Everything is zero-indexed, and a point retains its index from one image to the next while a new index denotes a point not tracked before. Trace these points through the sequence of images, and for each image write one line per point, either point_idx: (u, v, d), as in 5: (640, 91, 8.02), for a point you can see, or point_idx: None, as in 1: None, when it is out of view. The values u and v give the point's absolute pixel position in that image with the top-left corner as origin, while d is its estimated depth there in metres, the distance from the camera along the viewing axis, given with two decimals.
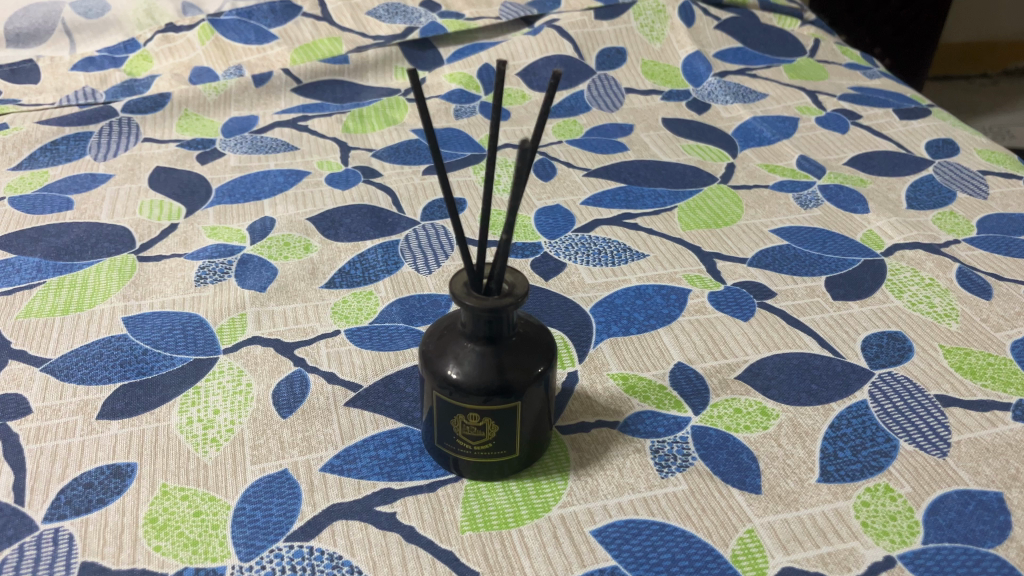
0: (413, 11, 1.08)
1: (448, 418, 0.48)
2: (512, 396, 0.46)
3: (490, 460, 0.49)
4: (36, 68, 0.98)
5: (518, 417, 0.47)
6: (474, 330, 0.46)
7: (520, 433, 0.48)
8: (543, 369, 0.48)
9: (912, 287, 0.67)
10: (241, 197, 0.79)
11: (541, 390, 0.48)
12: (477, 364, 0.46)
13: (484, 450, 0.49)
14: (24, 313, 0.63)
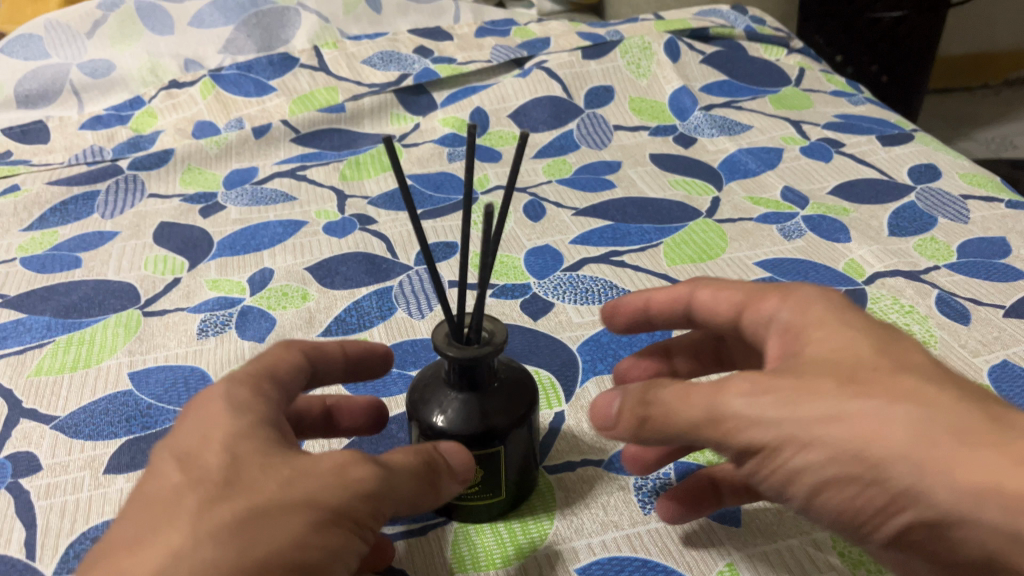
0: (407, 58, 1.13)
1: None
2: (495, 441, 0.48)
3: (477, 503, 0.51)
4: (45, 129, 1.03)
5: (502, 460, 0.49)
6: (457, 378, 0.48)
7: (505, 475, 0.50)
8: (525, 414, 0.50)
9: (892, 315, 0.68)
10: (241, 249, 0.82)
11: (523, 434, 0.50)
12: (460, 412, 0.48)
13: (470, 493, 0.50)
14: (34, 372, 0.66)
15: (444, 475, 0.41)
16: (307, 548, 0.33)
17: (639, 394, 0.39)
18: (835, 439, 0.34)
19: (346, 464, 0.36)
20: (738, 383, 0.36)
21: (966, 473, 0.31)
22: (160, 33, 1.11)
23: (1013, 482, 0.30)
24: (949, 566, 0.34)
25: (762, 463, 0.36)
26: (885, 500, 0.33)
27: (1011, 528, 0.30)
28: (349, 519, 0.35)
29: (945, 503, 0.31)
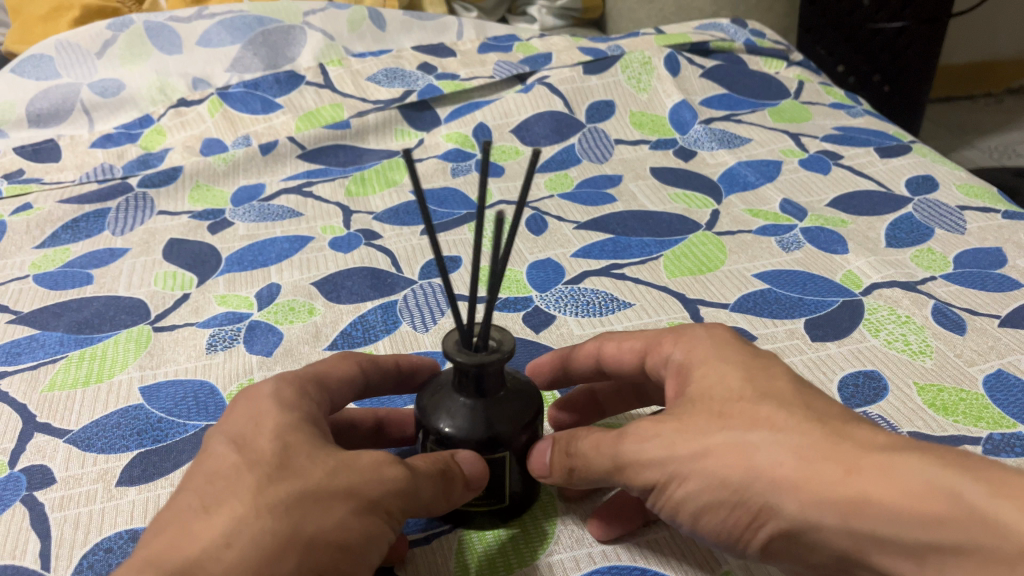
0: (411, 74, 1.15)
1: None
2: (497, 449, 0.49)
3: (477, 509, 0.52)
4: (56, 147, 1.05)
5: (507, 466, 0.50)
6: (463, 388, 0.49)
7: (509, 480, 0.51)
8: (529, 423, 0.50)
9: (889, 325, 0.69)
10: (249, 264, 0.84)
11: (528, 443, 0.51)
12: (464, 419, 0.49)
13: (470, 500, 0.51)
14: (48, 387, 0.67)
15: (458, 482, 0.45)
16: (347, 530, 0.39)
17: (563, 446, 0.46)
18: (707, 473, 0.40)
19: (382, 463, 0.42)
20: (633, 433, 0.43)
21: (812, 490, 0.38)
22: (169, 52, 1.13)
23: (844, 493, 0.37)
24: (808, 566, 0.40)
25: (657, 498, 0.43)
26: (751, 519, 0.40)
27: (850, 529, 0.37)
28: (384, 509, 0.41)
29: (797, 516, 0.38)
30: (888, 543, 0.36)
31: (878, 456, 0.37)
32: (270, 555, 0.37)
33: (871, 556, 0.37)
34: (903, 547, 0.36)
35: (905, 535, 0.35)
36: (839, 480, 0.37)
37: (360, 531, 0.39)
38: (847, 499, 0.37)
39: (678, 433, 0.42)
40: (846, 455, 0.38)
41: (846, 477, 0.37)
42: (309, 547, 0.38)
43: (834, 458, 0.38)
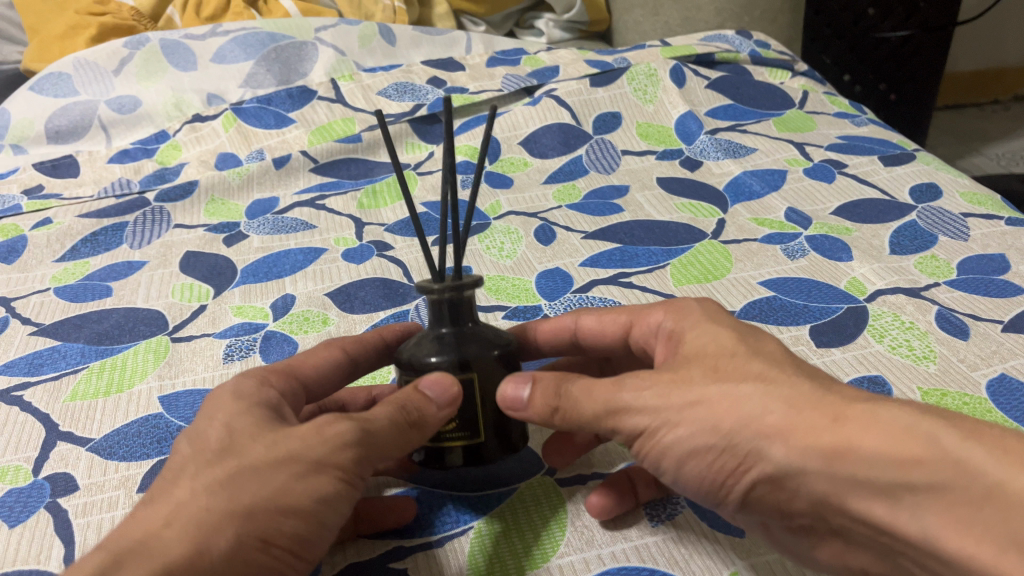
0: (421, 88, 1.17)
1: None
2: (470, 367, 0.48)
3: (455, 444, 0.49)
4: (75, 163, 1.08)
5: (477, 396, 0.48)
6: (438, 320, 0.50)
7: (483, 417, 0.49)
8: (503, 350, 0.50)
9: (893, 331, 0.70)
10: (264, 276, 0.86)
11: (502, 371, 0.50)
12: (440, 343, 0.49)
13: (447, 431, 0.49)
14: (70, 397, 0.69)
15: (426, 408, 0.45)
16: (290, 492, 0.40)
17: (551, 386, 0.46)
18: (698, 420, 0.42)
19: (328, 428, 0.42)
20: (627, 386, 0.45)
21: (798, 437, 0.40)
22: (184, 69, 1.15)
23: (826, 440, 0.39)
24: (785, 513, 0.43)
25: (646, 448, 0.45)
26: (735, 465, 0.42)
27: (832, 474, 0.39)
28: (333, 466, 0.41)
29: (782, 462, 0.40)
30: (867, 486, 0.38)
31: (862, 408, 0.39)
32: (209, 525, 0.37)
33: (850, 501, 0.39)
34: (880, 490, 0.38)
35: (883, 478, 0.37)
36: (824, 428, 0.39)
37: (306, 493, 0.40)
38: (830, 446, 0.39)
39: (670, 383, 0.44)
40: (831, 406, 0.40)
41: (830, 425, 0.39)
42: (251, 514, 0.38)
43: (819, 409, 0.40)
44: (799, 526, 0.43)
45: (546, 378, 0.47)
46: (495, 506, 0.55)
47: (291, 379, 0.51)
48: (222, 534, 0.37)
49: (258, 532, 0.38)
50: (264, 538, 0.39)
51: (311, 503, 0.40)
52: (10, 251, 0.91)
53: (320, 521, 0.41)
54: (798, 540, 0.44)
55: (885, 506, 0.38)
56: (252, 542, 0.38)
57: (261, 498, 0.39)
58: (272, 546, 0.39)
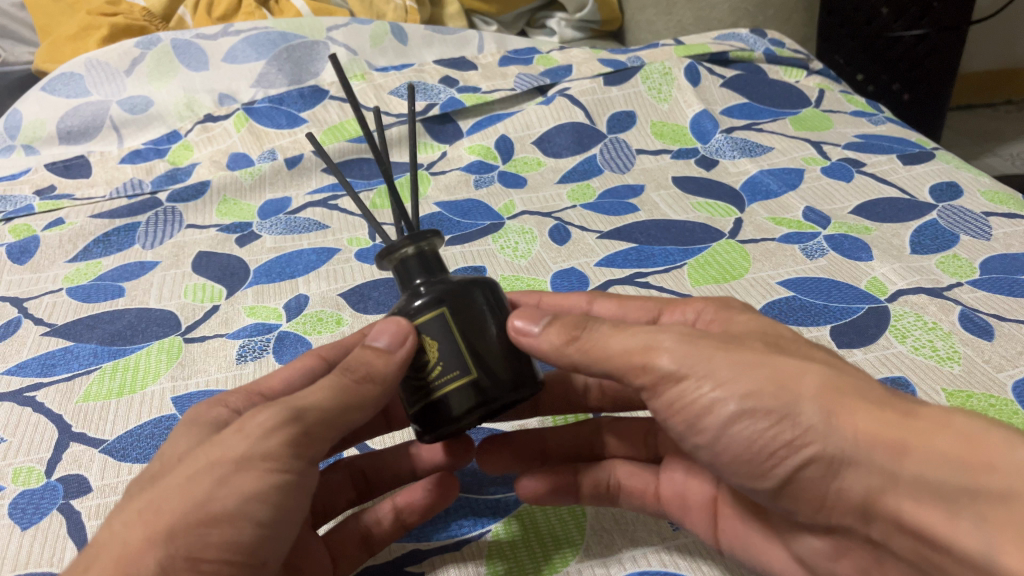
0: (433, 88, 1.16)
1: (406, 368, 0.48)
2: (440, 301, 0.47)
3: (449, 388, 0.46)
4: (87, 164, 1.08)
5: (453, 328, 0.47)
6: (407, 276, 0.50)
7: (465, 348, 0.47)
8: (475, 284, 0.49)
9: (915, 331, 0.69)
10: (277, 276, 0.85)
11: (475, 299, 0.48)
12: (413, 293, 0.49)
13: (438, 376, 0.46)
14: (82, 398, 0.68)
15: (373, 360, 0.46)
16: (212, 502, 0.40)
17: (566, 325, 0.48)
18: (755, 381, 0.43)
19: (247, 427, 0.43)
20: (673, 338, 0.46)
21: (865, 422, 0.41)
22: (196, 70, 1.15)
23: (893, 434, 0.40)
24: (828, 503, 0.43)
25: (691, 412, 0.45)
26: (789, 439, 0.42)
27: (891, 470, 0.40)
28: (256, 459, 0.41)
29: (844, 443, 0.41)
30: (927, 487, 0.39)
31: (933, 412, 0.41)
32: (130, 555, 0.38)
33: (898, 501, 0.40)
34: (941, 494, 0.38)
35: (946, 480, 0.38)
36: (895, 422, 0.40)
37: (229, 497, 0.40)
38: (897, 439, 0.40)
39: (731, 349, 0.45)
40: (902, 407, 0.41)
41: (900, 422, 0.40)
42: (168, 534, 0.39)
43: (889, 405, 0.41)
44: (836, 522, 0.44)
45: (564, 318, 0.49)
46: (516, 507, 0.54)
47: (250, 396, 0.54)
48: (145, 558, 0.38)
49: (180, 550, 0.38)
50: (191, 555, 0.39)
51: (240, 507, 0.40)
52: (23, 251, 0.91)
53: (259, 523, 0.41)
54: (823, 545, 0.47)
55: (942, 514, 0.38)
56: (178, 561, 0.38)
57: (192, 512, 0.39)
58: (203, 562, 0.39)
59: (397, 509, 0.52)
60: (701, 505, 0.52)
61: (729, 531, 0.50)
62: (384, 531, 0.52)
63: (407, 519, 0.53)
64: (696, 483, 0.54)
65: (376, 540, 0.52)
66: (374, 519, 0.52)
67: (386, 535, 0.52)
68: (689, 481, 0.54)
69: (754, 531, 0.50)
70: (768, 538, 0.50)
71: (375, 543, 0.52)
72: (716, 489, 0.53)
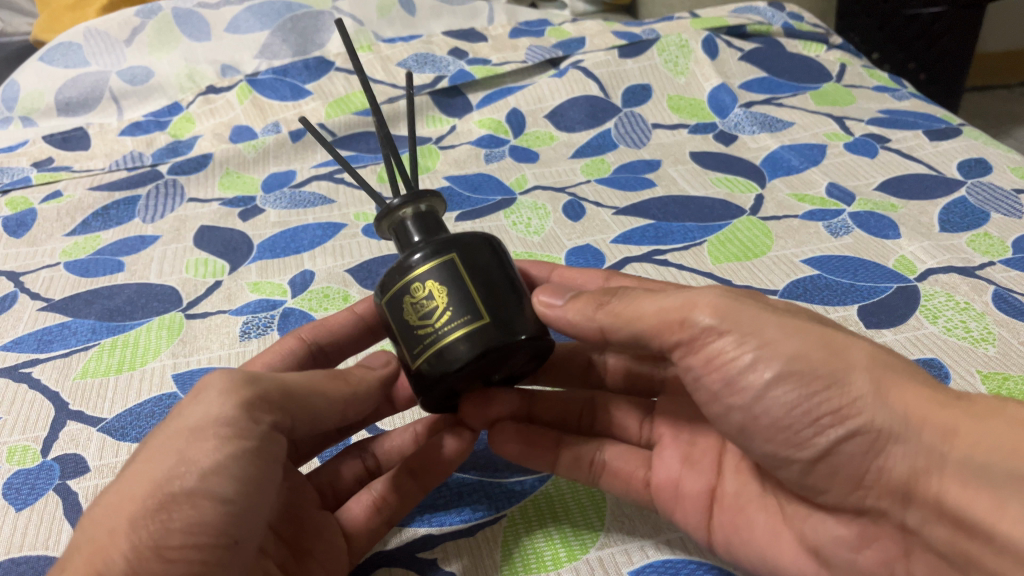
0: (442, 60, 1.13)
1: (407, 320, 0.46)
2: (446, 250, 0.46)
3: (456, 332, 0.44)
4: (85, 136, 1.05)
5: (460, 274, 0.46)
6: (408, 236, 0.50)
7: (472, 293, 0.45)
8: (475, 237, 0.48)
9: (947, 312, 0.65)
10: (281, 251, 0.82)
11: (479, 250, 0.47)
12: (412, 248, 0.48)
13: (444, 321, 0.44)
14: (80, 374, 0.66)
15: (355, 370, 0.50)
16: (170, 483, 0.37)
17: (591, 297, 0.47)
18: (802, 343, 0.41)
19: (203, 394, 0.40)
20: (714, 295, 0.44)
21: (916, 402, 0.39)
22: (198, 39, 1.13)
23: (941, 416, 0.39)
24: (865, 482, 0.41)
25: (731, 371, 0.42)
26: (835, 408, 0.40)
27: (937, 450, 0.38)
28: (210, 428, 0.39)
29: (892, 418, 0.39)
30: (975, 471, 0.37)
31: (983, 402, 0.39)
32: (98, 550, 0.36)
33: (941, 484, 0.38)
34: (990, 478, 0.36)
35: (999, 466, 0.36)
36: (943, 404, 0.39)
37: (186, 475, 0.37)
38: (946, 421, 0.38)
39: (779, 313, 0.43)
40: (952, 393, 0.40)
41: (952, 406, 0.39)
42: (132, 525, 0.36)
43: (940, 388, 0.40)
44: (869, 505, 0.41)
45: (592, 290, 0.48)
46: (534, 492, 0.51)
47: None
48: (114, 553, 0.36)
49: (144, 539, 0.36)
50: (157, 544, 0.36)
51: (199, 484, 0.37)
52: (19, 224, 0.88)
53: (222, 500, 0.38)
54: (847, 532, 0.43)
55: (990, 499, 0.36)
56: (144, 553, 0.36)
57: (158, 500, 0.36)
58: (169, 551, 0.36)
59: (410, 471, 0.51)
60: (695, 497, 0.49)
61: (725, 525, 0.47)
62: (399, 496, 0.50)
63: (423, 482, 0.51)
64: (693, 474, 0.50)
65: (392, 509, 0.49)
66: (387, 487, 0.50)
67: (402, 499, 0.50)
68: (685, 471, 0.51)
69: (756, 527, 0.46)
70: (771, 531, 0.46)
71: (390, 513, 0.49)
72: (714, 481, 0.50)
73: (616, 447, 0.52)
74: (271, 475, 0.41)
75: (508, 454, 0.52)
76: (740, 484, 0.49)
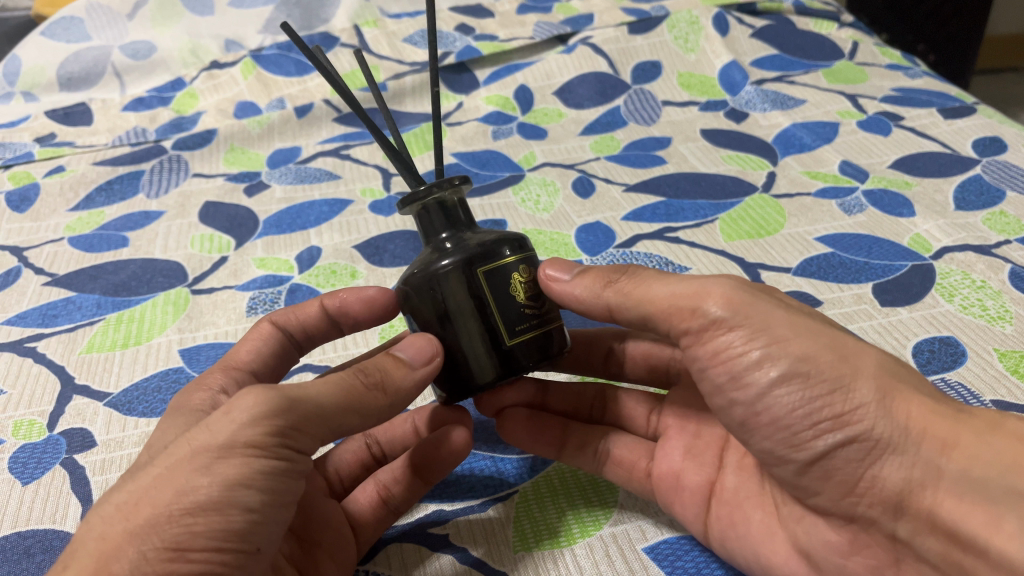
0: (449, 36, 1.12)
1: (510, 301, 0.43)
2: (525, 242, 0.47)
3: (552, 324, 0.46)
4: (88, 111, 1.04)
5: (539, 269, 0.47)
6: (460, 219, 0.46)
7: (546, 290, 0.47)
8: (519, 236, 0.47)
9: (964, 290, 0.64)
10: (287, 227, 0.81)
11: None
12: (438, 249, 0.44)
13: (543, 311, 0.45)
14: (85, 349, 0.65)
15: (391, 368, 0.42)
16: (192, 491, 0.34)
17: (600, 273, 0.46)
18: (813, 344, 0.38)
19: (231, 411, 0.37)
20: (727, 284, 0.41)
21: (917, 411, 0.37)
22: (201, 13, 1.12)
23: (941, 427, 0.36)
24: (860, 489, 0.37)
25: (736, 367, 0.40)
26: (836, 413, 0.37)
27: (937, 464, 0.36)
28: (239, 445, 0.36)
29: (893, 428, 0.36)
30: (972, 485, 0.35)
31: (982, 417, 0.37)
32: (110, 549, 0.33)
33: (934, 497, 0.35)
34: (988, 495, 0.34)
35: (997, 482, 0.34)
36: (946, 417, 0.37)
37: (211, 485, 0.35)
38: (946, 433, 0.36)
39: (793, 312, 0.41)
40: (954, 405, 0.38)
41: (953, 420, 0.37)
42: (152, 526, 0.33)
43: (942, 401, 0.38)
44: (862, 513, 0.38)
45: (601, 267, 0.46)
46: (519, 486, 0.49)
47: (227, 369, 0.51)
48: (126, 551, 0.33)
49: (165, 540, 0.33)
50: (178, 547, 0.33)
51: (223, 496, 0.35)
52: (23, 199, 0.87)
53: (248, 509, 0.36)
54: (838, 538, 0.40)
55: (985, 514, 0.34)
56: (161, 554, 0.33)
57: (172, 503, 0.34)
58: (192, 553, 0.34)
59: (415, 465, 0.48)
60: (695, 489, 0.46)
61: (722, 520, 0.44)
62: (403, 490, 0.48)
63: (429, 477, 0.48)
64: (694, 467, 0.48)
65: (397, 500, 0.48)
66: (392, 479, 0.49)
67: (407, 493, 0.48)
68: (686, 462, 0.48)
69: (751, 524, 0.43)
70: (765, 531, 0.43)
71: (396, 504, 0.48)
72: (714, 476, 0.47)
73: (622, 435, 0.51)
74: (293, 493, 0.39)
75: (519, 442, 0.51)
76: (740, 480, 0.46)
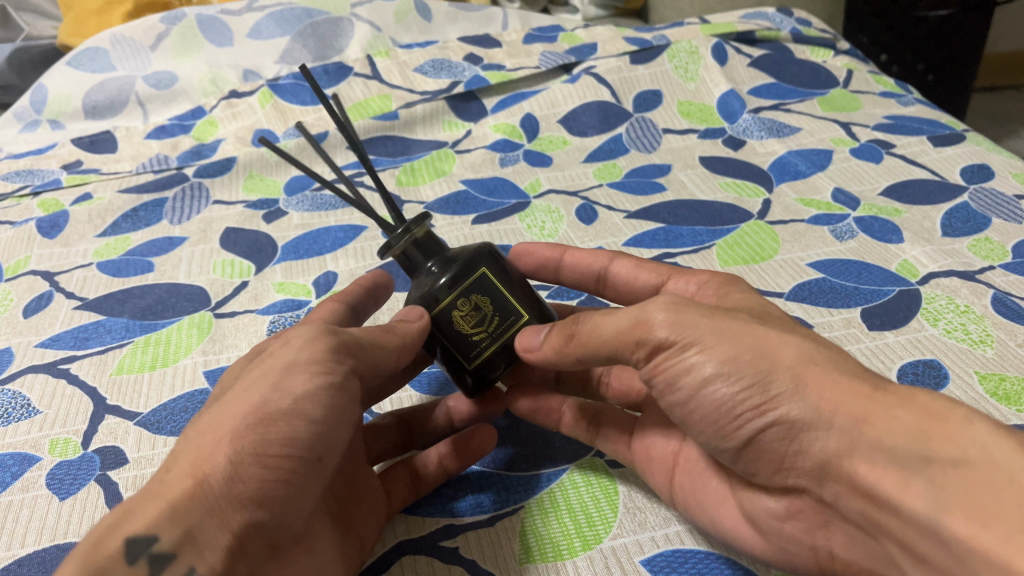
0: (458, 65, 1.17)
1: (457, 339, 0.50)
2: (471, 262, 0.50)
3: (514, 332, 0.51)
4: (112, 139, 1.09)
5: (493, 279, 0.50)
6: (418, 260, 0.52)
7: (507, 294, 0.51)
8: (477, 252, 0.51)
9: (948, 314, 0.68)
10: (305, 253, 0.85)
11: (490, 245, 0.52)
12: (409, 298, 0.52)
13: (499, 326, 0.51)
14: (116, 370, 0.69)
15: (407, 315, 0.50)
16: (269, 404, 0.42)
17: (561, 330, 0.48)
18: (733, 348, 0.43)
19: (292, 342, 0.46)
20: (663, 308, 0.45)
21: (832, 390, 0.41)
22: (220, 45, 1.17)
23: (858, 405, 0.40)
24: (787, 464, 0.43)
25: (673, 376, 0.45)
26: (757, 404, 0.42)
27: (852, 435, 0.40)
28: (302, 364, 0.44)
29: (806, 409, 0.41)
30: (885, 454, 0.39)
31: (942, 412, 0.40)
32: (204, 455, 0.40)
33: (853, 463, 0.40)
34: (895, 457, 0.39)
35: (905, 447, 0.39)
36: (864, 394, 0.41)
37: (285, 399, 0.42)
38: (861, 409, 0.40)
39: (720, 317, 0.44)
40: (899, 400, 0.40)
41: (875, 398, 0.40)
42: (236, 435, 0.40)
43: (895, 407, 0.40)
44: (793, 483, 0.44)
45: (562, 321, 0.49)
46: (523, 502, 0.52)
47: None
48: (217, 456, 0.40)
49: (248, 446, 0.40)
50: (256, 452, 0.40)
51: (294, 406, 0.42)
52: (52, 226, 0.92)
53: (311, 421, 0.42)
54: (776, 505, 0.45)
55: (895, 476, 0.38)
56: (247, 457, 0.40)
57: (252, 414, 0.41)
58: (269, 458, 0.40)
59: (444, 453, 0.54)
60: (662, 459, 0.52)
61: (685, 487, 0.50)
62: (430, 475, 0.54)
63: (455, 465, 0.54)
64: (662, 436, 0.53)
65: (423, 484, 0.54)
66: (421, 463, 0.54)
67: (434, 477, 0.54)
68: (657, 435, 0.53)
69: (709, 491, 0.49)
70: (719, 498, 0.48)
71: (421, 486, 0.54)
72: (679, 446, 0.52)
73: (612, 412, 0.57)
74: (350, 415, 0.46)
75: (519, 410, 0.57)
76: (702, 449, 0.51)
